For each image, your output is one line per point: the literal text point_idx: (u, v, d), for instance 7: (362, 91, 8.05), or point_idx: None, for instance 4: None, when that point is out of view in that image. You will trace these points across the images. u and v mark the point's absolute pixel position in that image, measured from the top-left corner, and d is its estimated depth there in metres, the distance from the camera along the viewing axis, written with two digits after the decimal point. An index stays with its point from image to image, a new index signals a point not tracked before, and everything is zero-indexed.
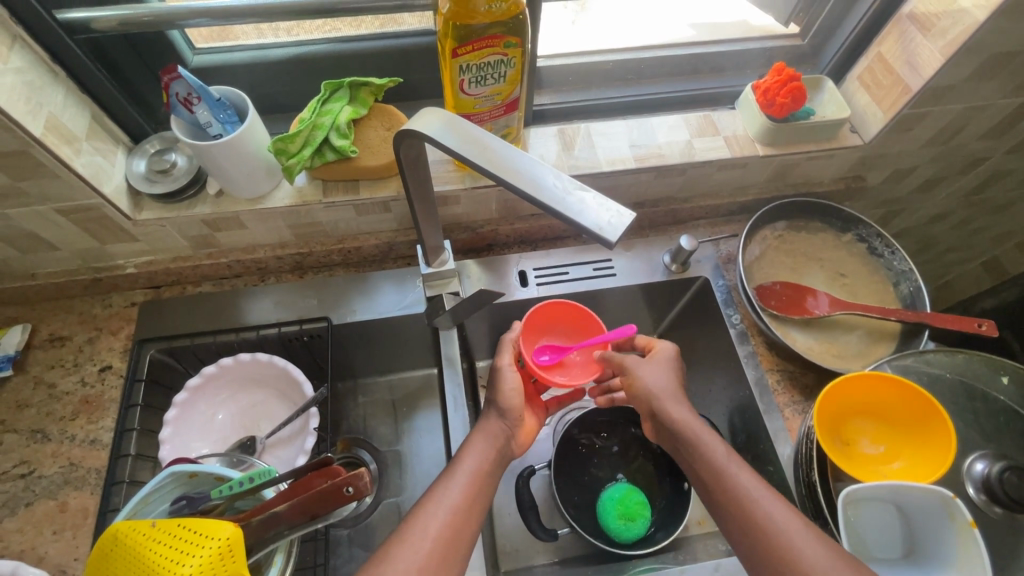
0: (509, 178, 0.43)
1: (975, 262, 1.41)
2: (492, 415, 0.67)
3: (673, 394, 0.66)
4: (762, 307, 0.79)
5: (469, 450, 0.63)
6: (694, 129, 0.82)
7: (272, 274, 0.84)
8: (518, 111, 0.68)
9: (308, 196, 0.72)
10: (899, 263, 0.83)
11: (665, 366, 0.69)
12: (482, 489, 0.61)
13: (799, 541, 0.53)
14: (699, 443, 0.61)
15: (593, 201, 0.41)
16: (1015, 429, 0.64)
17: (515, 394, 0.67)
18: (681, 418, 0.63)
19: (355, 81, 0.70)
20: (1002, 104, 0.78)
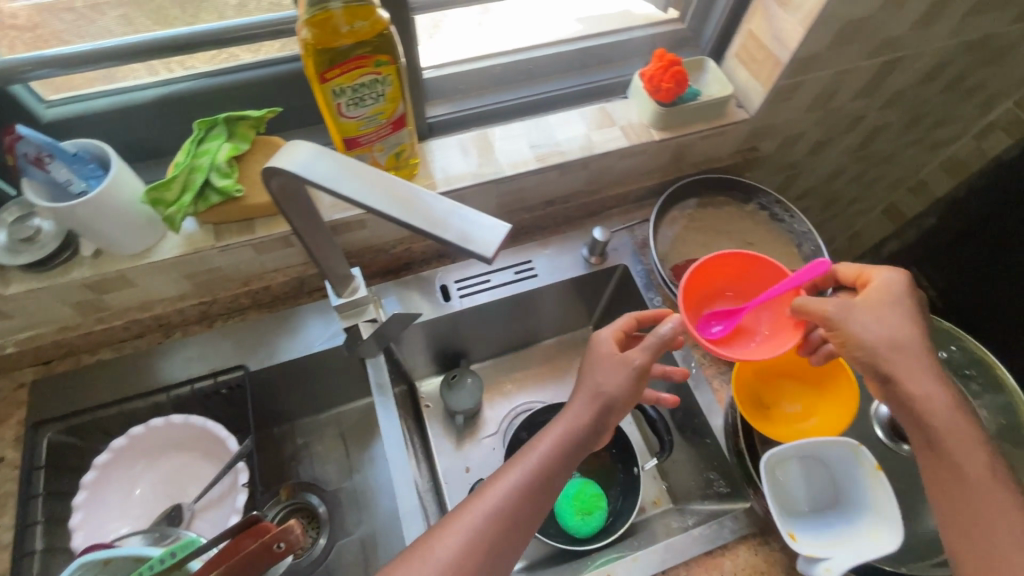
0: (369, 199, 0.41)
1: (875, 211, 1.51)
2: (592, 395, 0.62)
3: (916, 335, 0.58)
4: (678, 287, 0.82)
5: (551, 434, 0.61)
6: (591, 122, 0.83)
7: (177, 328, 0.79)
8: (407, 127, 0.67)
9: (199, 242, 0.68)
10: (798, 226, 0.88)
11: (897, 307, 0.59)
12: (543, 480, 0.59)
13: (963, 465, 0.53)
14: (920, 361, 0.57)
15: (452, 212, 0.40)
16: None
17: (618, 387, 0.62)
18: (874, 355, 0.57)
19: (230, 116, 0.66)
20: (865, 65, 0.83)
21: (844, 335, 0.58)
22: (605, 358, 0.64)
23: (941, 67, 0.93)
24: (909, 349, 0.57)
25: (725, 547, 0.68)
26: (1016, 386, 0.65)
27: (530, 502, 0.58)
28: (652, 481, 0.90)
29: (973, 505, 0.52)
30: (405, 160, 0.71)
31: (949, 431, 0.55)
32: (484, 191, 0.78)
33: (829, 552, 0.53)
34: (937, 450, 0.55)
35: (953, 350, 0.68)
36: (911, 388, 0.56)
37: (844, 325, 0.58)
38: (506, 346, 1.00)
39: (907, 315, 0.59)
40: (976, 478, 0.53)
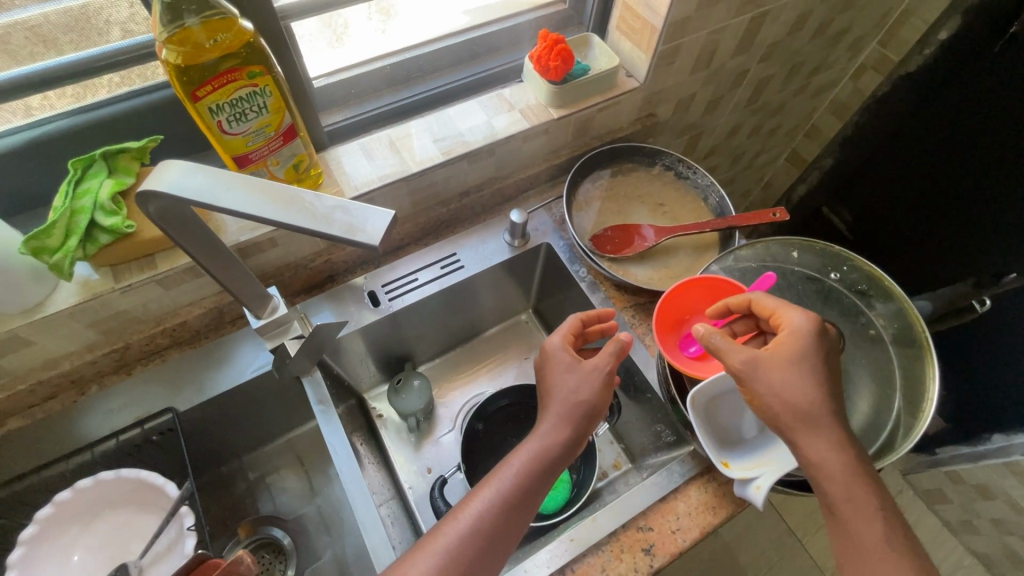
0: (258, 213, 0.40)
1: (780, 158, 1.61)
2: (557, 409, 0.65)
3: (820, 401, 0.56)
4: (600, 256, 0.85)
5: (526, 447, 0.62)
6: (491, 109, 0.84)
7: (92, 382, 0.74)
8: (299, 137, 0.66)
9: (97, 287, 0.65)
10: (702, 180, 0.92)
11: (810, 357, 0.57)
12: (515, 503, 0.59)
13: (848, 509, 0.54)
14: (818, 402, 0.56)
15: (336, 208, 0.40)
16: (817, 292, 0.74)
17: (588, 393, 0.65)
18: (780, 409, 0.56)
19: (107, 150, 0.63)
20: (736, 23, 0.89)
21: (759, 397, 0.57)
22: (567, 370, 0.67)
23: (805, 16, 1.00)
24: (827, 412, 0.56)
25: (678, 490, 0.71)
26: (903, 292, 0.71)
27: (508, 521, 0.58)
28: (609, 446, 0.94)
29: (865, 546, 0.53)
30: (305, 170, 0.70)
31: (832, 472, 0.54)
32: (395, 192, 0.78)
33: (758, 473, 0.58)
34: (833, 510, 0.55)
35: (845, 270, 0.74)
36: (805, 443, 0.55)
37: (751, 389, 0.57)
38: (449, 342, 1.01)
39: (812, 373, 0.57)
40: (875, 552, 0.52)
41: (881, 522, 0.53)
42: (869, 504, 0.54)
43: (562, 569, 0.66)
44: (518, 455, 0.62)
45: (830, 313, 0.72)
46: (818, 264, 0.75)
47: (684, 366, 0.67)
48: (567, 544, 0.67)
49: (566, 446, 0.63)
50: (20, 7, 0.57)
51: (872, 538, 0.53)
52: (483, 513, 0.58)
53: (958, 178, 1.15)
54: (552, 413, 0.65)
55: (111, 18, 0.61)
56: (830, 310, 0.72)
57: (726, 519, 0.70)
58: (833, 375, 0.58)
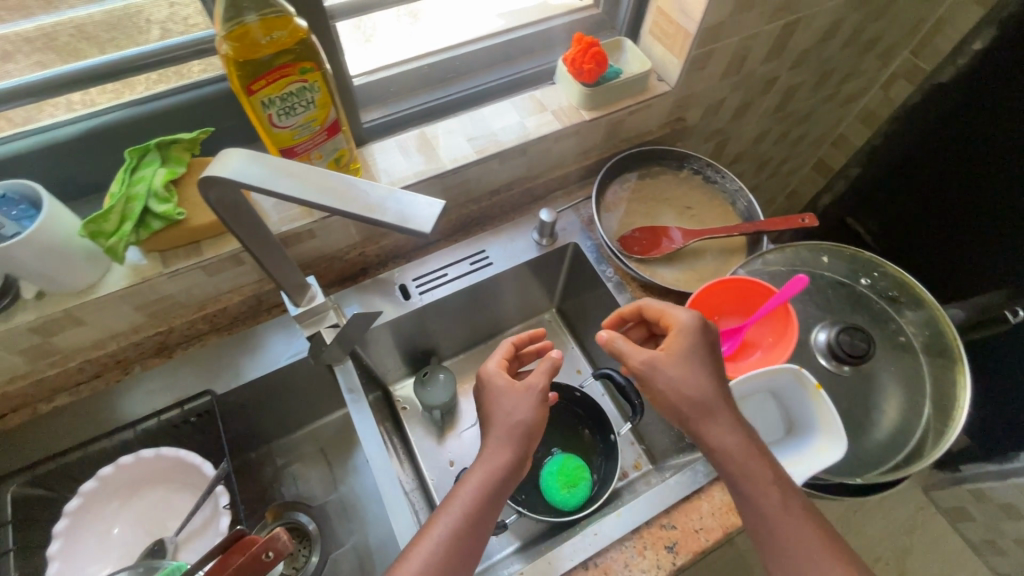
0: (315, 200, 0.42)
1: (806, 167, 1.61)
2: (498, 430, 0.64)
3: (715, 392, 0.58)
4: (627, 256, 0.86)
5: (472, 475, 0.61)
6: (523, 110, 0.86)
7: (135, 363, 0.77)
8: (342, 132, 0.68)
9: (146, 271, 0.67)
10: (730, 184, 0.93)
11: (693, 356, 0.59)
12: (469, 529, 0.58)
13: (765, 509, 0.54)
14: (714, 395, 0.58)
15: (390, 197, 0.42)
16: (847, 297, 0.74)
17: (530, 414, 0.64)
18: (685, 401, 0.58)
19: (161, 141, 0.66)
20: (768, 29, 0.90)
21: (658, 393, 0.60)
22: (503, 393, 0.66)
23: (837, 24, 1.00)
24: (723, 405, 0.58)
25: (702, 491, 0.72)
26: (934, 300, 0.70)
27: (462, 550, 0.58)
28: (630, 447, 0.95)
29: (788, 544, 0.53)
30: (346, 165, 0.72)
31: (739, 469, 0.55)
32: (428, 188, 0.80)
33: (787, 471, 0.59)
34: (776, 542, 0.54)
35: (876, 276, 0.74)
36: (724, 453, 0.56)
37: (653, 385, 0.60)
38: (474, 338, 1.02)
39: (701, 369, 0.59)
40: (796, 552, 0.52)
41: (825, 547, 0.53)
42: (801, 526, 0.54)
43: (585, 563, 0.67)
44: (465, 484, 0.61)
45: (859, 319, 0.72)
46: (848, 270, 0.75)
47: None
48: (591, 537, 0.68)
49: (512, 469, 0.62)
50: (71, 7, 0.62)
51: (795, 535, 0.53)
52: (437, 547, 0.57)
53: (985, 185, 1.16)
54: (493, 436, 0.64)
55: (151, 18, 0.66)
56: (859, 316, 0.72)
57: (749, 520, 0.70)
58: (722, 366, 0.61)
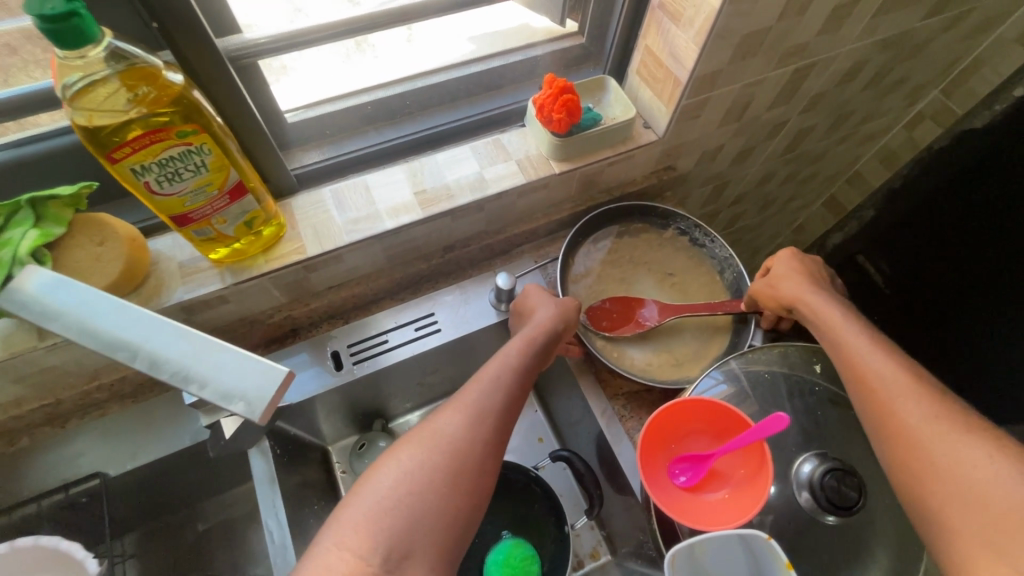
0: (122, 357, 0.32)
1: (817, 204, 1.47)
2: (539, 320, 0.66)
3: (805, 282, 0.65)
4: (593, 335, 0.75)
5: (511, 347, 0.61)
6: (484, 158, 0.75)
7: (23, 433, 0.68)
8: (251, 193, 0.58)
9: (17, 344, 0.58)
10: (720, 251, 0.81)
11: (787, 261, 0.69)
12: (516, 385, 0.58)
13: (905, 411, 0.49)
14: (801, 291, 0.65)
15: (222, 364, 0.32)
16: (848, 417, 0.61)
17: (563, 304, 0.68)
18: (805, 302, 0.64)
19: (34, 197, 0.55)
20: (776, 75, 0.77)
21: (763, 291, 0.70)
22: (544, 299, 0.69)
23: (859, 66, 0.87)
24: (818, 286, 0.65)
25: None
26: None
27: (506, 411, 0.56)
28: (588, 533, 0.86)
29: (954, 461, 0.45)
30: (261, 226, 0.62)
31: (869, 378, 0.53)
32: (366, 248, 0.70)
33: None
34: (855, 381, 0.54)
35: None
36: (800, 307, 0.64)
37: (764, 295, 0.69)
38: (426, 398, 0.92)
39: (795, 264, 0.68)
40: (967, 480, 0.44)
41: (891, 358, 0.54)
42: (866, 343, 0.56)
43: None
44: (498, 356, 0.60)
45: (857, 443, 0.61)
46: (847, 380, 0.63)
47: (670, 511, 0.55)
48: None
49: (551, 338, 0.64)
50: None
51: (954, 444, 0.46)
52: (480, 402, 0.55)
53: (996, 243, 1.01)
54: (537, 319, 0.66)
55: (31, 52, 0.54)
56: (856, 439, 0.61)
57: None
58: (828, 284, 0.68)
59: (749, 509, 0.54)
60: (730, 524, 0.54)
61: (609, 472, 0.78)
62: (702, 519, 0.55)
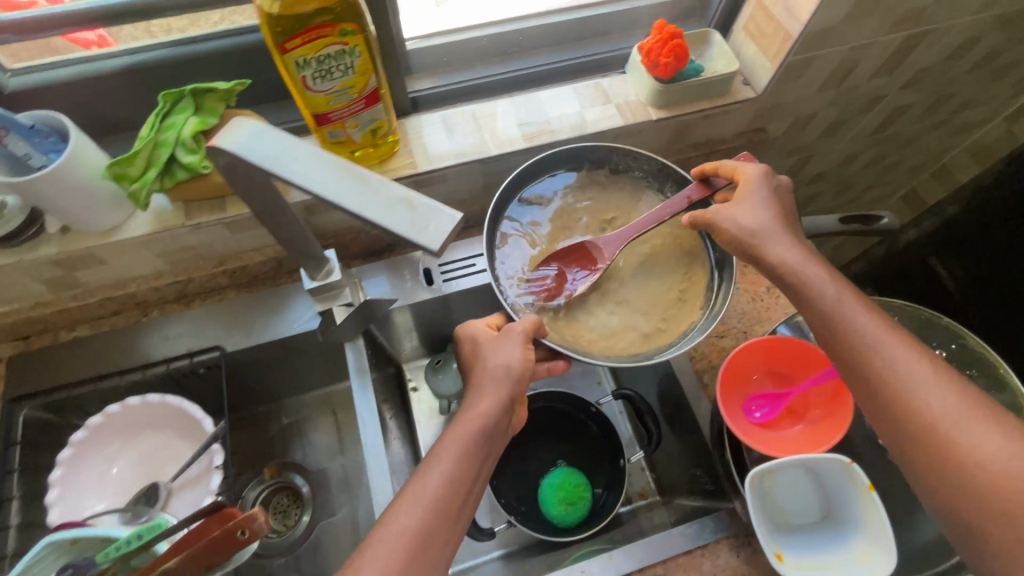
0: (324, 193, 0.37)
1: (894, 196, 1.43)
2: (496, 385, 0.60)
3: (779, 228, 0.59)
4: (567, 340, 0.66)
5: (452, 440, 0.55)
6: (585, 100, 0.78)
7: (154, 307, 0.77)
8: (382, 103, 0.63)
9: (169, 220, 0.66)
10: (646, 164, 0.73)
11: (753, 197, 0.61)
12: (471, 476, 0.54)
13: (927, 404, 0.47)
14: (771, 244, 0.58)
15: (412, 205, 0.36)
16: None
17: (517, 364, 0.61)
18: (782, 257, 0.57)
19: (197, 87, 0.62)
20: (886, 41, 0.77)
21: (722, 234, 0.61)
22: (496, 351, 0.62)
23: (972, 42, 0.85)
24: (786, 231, 0.59)
25: (707, 547, 0.66)
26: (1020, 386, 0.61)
27: (448, 520, 0.51)
28: (639, 474, 0.88)
29: (986, 458, 0.44)
30: (382, 136, 0.67)
31: (879, 365, 0.50)
32: (468, 172, 0.75)
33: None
34: (864, 372, 0.51)
35: (952, 349, 0.66)
36: (785, 271, 0.57)
37: (724, 233, 0.61)
38: None
39: (766, 198, 0.61)
40: (1000, 483, 0.43)
41: (896, 340, 0.50)
42: (869, 322, 0.52)
43: None
44: (439, 461, 0.54)
45: None
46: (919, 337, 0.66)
47: (746, 437, 0.61)
48: None
49: (504, 416, 0.59)
50: None
51: (984, 440, 0.45)
52: (418, 521, 0.49)
53: None
54: (483, 399, 0.59)
55: None
56: None
57: None
58: (794, 216, 0.61)
59: (825, 439, 0.60)
60: (806, 450, 0.61)
61: (670, 412, 0.82)
62: (780, 447, 0.61)
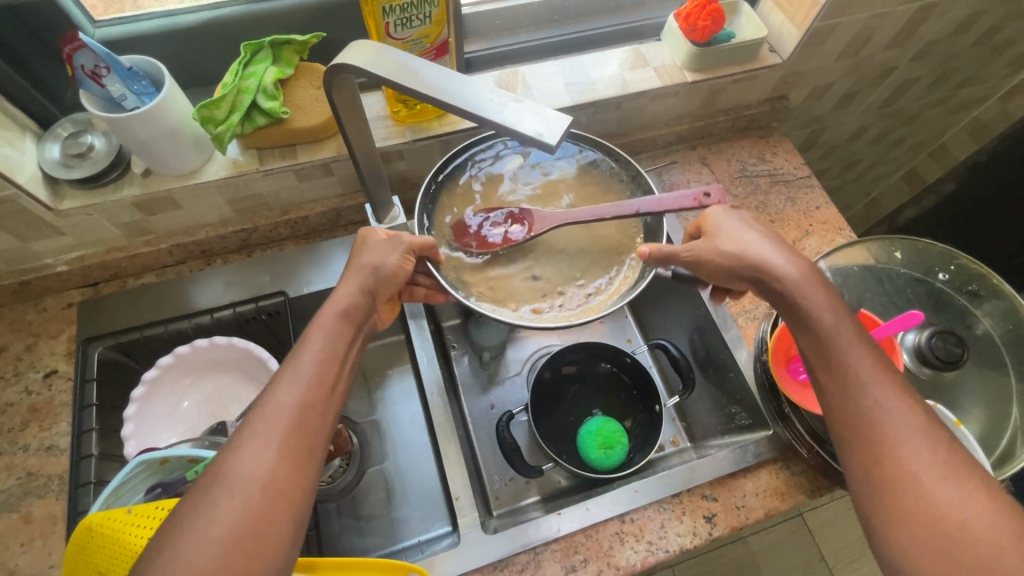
0: (444, 101, 0.44)
1: (895, 176, 1.51)
2: (363, 276, 0.55)
3: (779, 254, 0.57)
4: (464, 285, 0.62)
5: (319, 326, 0.51)
6: (625, 63, 0.83)
7: (217, 256, 0.80)
8: (448, 55, 0.68)
9: (244, 166, 0.70)
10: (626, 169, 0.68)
11: (740, 229, 0.59)
12: (337, 371, 0.49)
13: (906, 453, 0.45)
14: (775, 271, 0.56)
15: (527, 111, 0.43)
16: (926, 298, 0.74)
17: (388, 268, 0.56)
18: (784, 283, 0.55)
19: (276, 39, 0.67)
20: (901, 11, 0.83)
21: (709, 263, 0.59)
22: (378, 248, 0.57)
23: (975, 17, 0.92)
24: (790, 258, 0.57)
25: (749, 470, 0.72)
26: (1013, 290, 0.71)
27: (314, 422, 0.46)
28: (671, 422, 0.87)
29: (950, 511, 0.42)
30: None
31: (865, 404, 0.48)
32: None
33: None
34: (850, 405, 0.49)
35: (952, 270, 0.75)
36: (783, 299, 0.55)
37: (710, 266, 0.59)
38: None
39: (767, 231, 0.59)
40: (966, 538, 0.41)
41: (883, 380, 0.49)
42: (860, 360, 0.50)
43: (621, 516, 0.69)
44: (307, 345, 0.49)
45: (942, 318, 0.72)
46: (923, 266, 0.75)
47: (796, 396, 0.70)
48: (630, 494, 0.70)
49: (366, 301, 0.54)
50: None
51: (952, 493, 0.42)
52: (283, 415, 0.45)
53: None
54: (345, 287, 0.54)
55: None
56: (942, 318, 0.72)
57: (791, 507, 0.71)
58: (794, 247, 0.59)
59: None
60: None
61: (702, 359, 0.86)
62: None
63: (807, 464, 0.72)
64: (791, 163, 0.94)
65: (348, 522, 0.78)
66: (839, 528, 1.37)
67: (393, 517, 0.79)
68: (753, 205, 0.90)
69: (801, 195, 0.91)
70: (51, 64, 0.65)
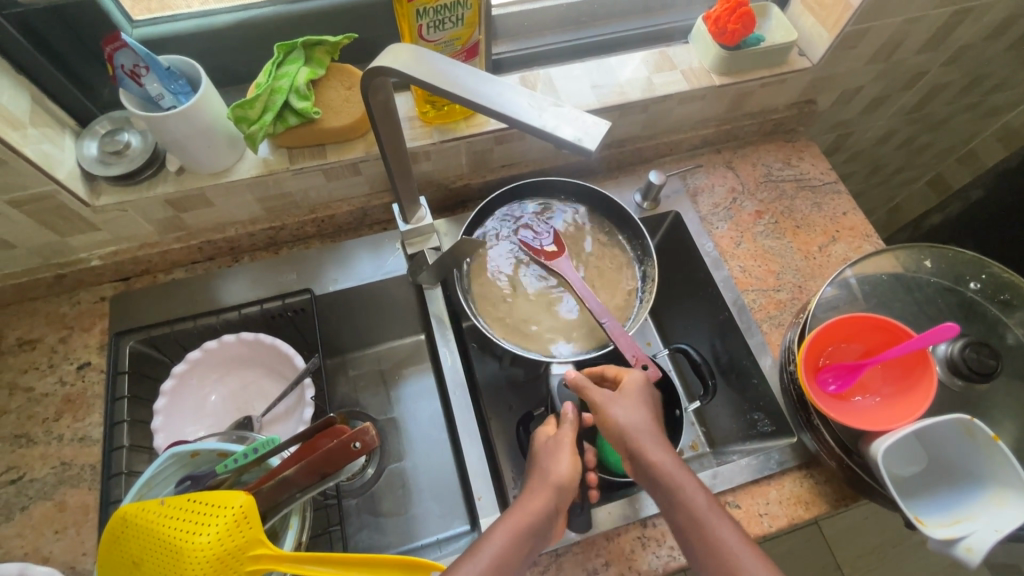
0: (483, 105, 0.44)
1: (920, 182, 1.48)
2: (547, 491, 0.54)
3: (656, 428, 0.57)
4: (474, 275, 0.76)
5: (503, 524, 0.51)
6: (652, 66, 0.83)
7: (245, 253, 0.81)
8: (478, 57, 0.68)
9: (274, 165, 0.71)
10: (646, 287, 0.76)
11: (637, 398, 0.59)
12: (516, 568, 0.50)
13: None
14: (652, 444, 0.55)
15: (567, 114, 0.43)
16: (958, 308, 0.72)
17: (567, 475, 0.56)
18: (663, 458, 0.54)
19: (308, 40, 0.68)
20: (935, 15, 0.82)
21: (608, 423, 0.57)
22: (563, 446, 0.58)
23: (1012, 21, 0.90)
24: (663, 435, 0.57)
25: (772, 476, 0.71)
26: None
27: None
28: (690, 427, 0.86)
29: None
30: None
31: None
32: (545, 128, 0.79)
33: (964, 531, 0.52)
34: None
35: (983, 278, 0.73)
36: (666, 480, 0.53)
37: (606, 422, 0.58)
38: None
39: (646, 402, 0.60)
40: None
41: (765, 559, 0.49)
42: (741, 544, 0.50)
43: (642, 520, 0.69)
44: (488, 542, 0.50)
45: (972, 328, 0.71)
46: (953, 274, 0.74)
47: (825, 405, 0.64)
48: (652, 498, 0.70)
49: (547, 521, 0.53)
50: None
51: None
52: None
53: None
54: (534, 498, 0.54)
55: None
56: (973, 328, 0.71)
57: (814, 516, 0.70)
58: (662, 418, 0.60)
59: (900, 419, 0.60)
60: (892, 422, 0.61)
61: (725, 364, 0.85)
62: (856, 416, 0.63)
63: (831, 473, 0.71)
64: (818, 168, 0.93)
65: (367, 518, 0.79)
66: (855, 537, 1.36)
67: (411, 515, 0.79)
68: (779, 209, 0.89)
69: (828, 200, 0.90)
70: (91, 63, 0.66)
